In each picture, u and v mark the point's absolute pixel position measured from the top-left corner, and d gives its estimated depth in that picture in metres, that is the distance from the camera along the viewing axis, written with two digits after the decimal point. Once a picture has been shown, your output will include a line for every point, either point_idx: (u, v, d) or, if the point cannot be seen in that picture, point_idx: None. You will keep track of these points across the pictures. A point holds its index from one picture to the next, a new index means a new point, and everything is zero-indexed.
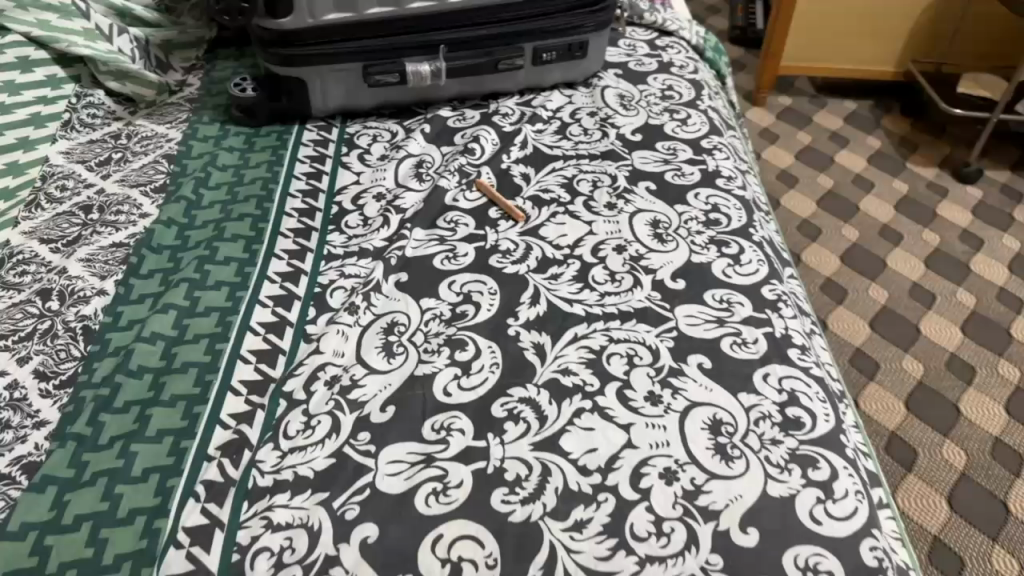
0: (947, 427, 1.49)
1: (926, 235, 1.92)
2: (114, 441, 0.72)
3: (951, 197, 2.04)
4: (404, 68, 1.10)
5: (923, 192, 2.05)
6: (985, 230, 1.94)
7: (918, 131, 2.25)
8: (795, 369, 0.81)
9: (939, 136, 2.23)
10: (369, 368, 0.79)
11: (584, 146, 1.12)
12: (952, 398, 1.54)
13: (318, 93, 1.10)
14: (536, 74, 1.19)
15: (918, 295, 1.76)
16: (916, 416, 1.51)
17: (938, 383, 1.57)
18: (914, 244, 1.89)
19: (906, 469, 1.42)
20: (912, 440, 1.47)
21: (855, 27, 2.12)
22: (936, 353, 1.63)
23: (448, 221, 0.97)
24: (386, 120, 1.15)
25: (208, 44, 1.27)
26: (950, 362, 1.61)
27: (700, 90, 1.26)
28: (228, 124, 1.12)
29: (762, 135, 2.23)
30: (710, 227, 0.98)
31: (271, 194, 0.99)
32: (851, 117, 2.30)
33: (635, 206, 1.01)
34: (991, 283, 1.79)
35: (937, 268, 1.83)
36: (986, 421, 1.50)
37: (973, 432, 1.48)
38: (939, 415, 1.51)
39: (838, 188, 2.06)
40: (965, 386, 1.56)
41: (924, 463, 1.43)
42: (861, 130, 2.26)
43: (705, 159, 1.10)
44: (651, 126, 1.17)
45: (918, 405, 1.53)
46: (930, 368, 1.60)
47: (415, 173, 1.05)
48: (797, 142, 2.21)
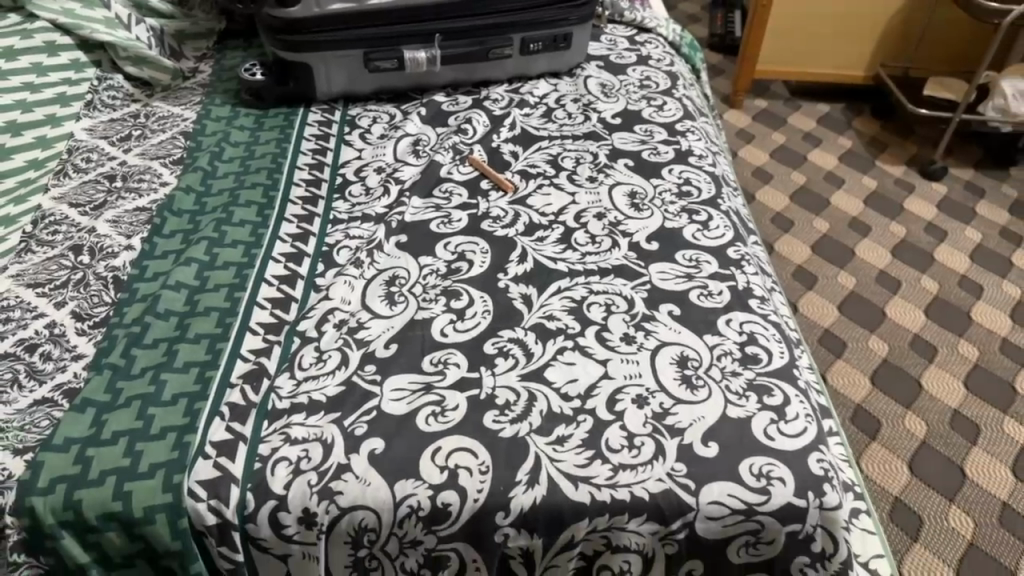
0: (909, 400, 1.59)
1: (893, 227, 2.03)
2: (145, 371, 0.80)
3: (917, 192, 2.15)
4: (402, 55, 1.20)
5: (890, 188, 2.16)
6: (949, 222, 2.05)
7: (887, 132, 2.36)
8: (754, 315, 0.90)
9: (907, 137, 2.34)
10: (374, 313, 0.87)
11: (568, 128, 1.21)
12: (914, 374, 1.64)
13: (322, 77, 1.20)
14: (524, 63, 1.29)
15: (884, 282, 1.86)
16: (880, 390, 1.61)
17: (902, 361, 1.67)
18: (881, 236, 2.00)
19: (870, 437, 1.52)
20: (876, 411, 1.57)
21: (827, 32, 2.23)
22: (900, 334, 1.73)
23: (443, 191, 1.07)
24: (385, 104, 1.24)
25: (218, 36, 1.36)
26: (913, 342, 1.71)
27: (676, 80, 1.36)
28: (239, 106, 1.21)
29: (739, 135, 2.34)
30: (683, 198, 1.08)
31: (280, 166, 1.08)
32: (823, 118, 2.42)
33: (614, 179, 1.11)
34: (953, 271, 1.90)
35: (903, 257, 1.94)
36: (946, 394, 1.60)
37: (933, 405, 1.58)
38: (901, 389, 1.61)
39: (811, 184, 2.16)
40: (927, 363, 1.66)
41: (887, 432, 1.53)
42: (833, 131, 2.37)
43: (679, 140, 1.20)
44: (630, 111, 1.26)
45: (882, 380, 1.63)
46: (894, 347, 1.70)
47: (413, 150, 1.14)
48: (772, 142, 2.32)
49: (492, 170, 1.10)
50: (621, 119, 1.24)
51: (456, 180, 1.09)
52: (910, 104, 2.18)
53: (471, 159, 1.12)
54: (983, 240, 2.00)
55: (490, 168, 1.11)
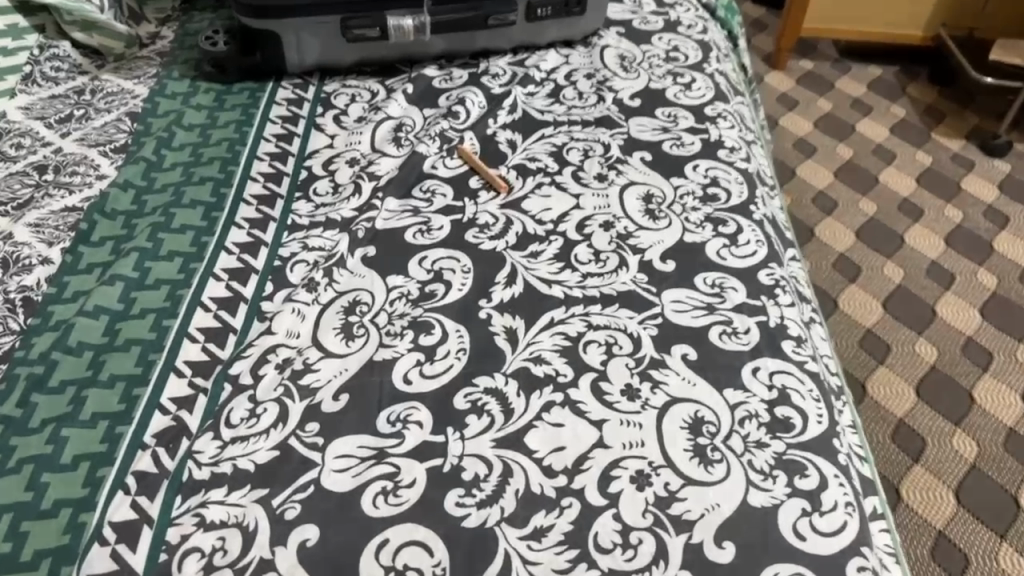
0: (959, 417, 1.43)
1: (947, 212, 1.84)
2: (45, 425, 0.67)
3: (976, 171, 1.95)
4: (386, 23, 1.02)
5: (947, 166, 1.96)
6: (1011, 207, 1.86)
7: (944, 101, 2.15)
8: (787, 364, 0.75)
9: (967, 107, 2.13)
10: (325, 352, 0.73)
11: (578, 113, 1.04)
12: (966, 385, 1.48)
13: (293, 47, 1.03)
14: (530, 31, 1.12)
15: (936, 277, 1.68)
16: (926, 404, 1.45)
17: (952, 370, 1.50)
18: (934, 222, 1.81)
19: (913, 458, 1.36)
20: (921, 428, 1.41)
21: None
22: (951, 338, 1.56)
23: (424, 190, 0.91)
24: (367, 78, 1.08)
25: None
26: (966, 348, 1.54)
27: (708, 51, 1.18)
28: (199, 80, 1.05)
29: (780, 101, 2.13)
30: (708, 205, 0.91)
31: (237, 157, 0.93)
32: (875, 84, 2.20)
33: (626, 179, 0.94)
34: (1014, 264, 1.71)
35: (957, 247, 1.75)
36: (1001, 410, 1.44)
37: (986, 422, 1.42)
38: (951, 402, 1.45)
39: (857, 158, 1.97)
40: (981, 373, 1.50)
41: (933, 452, 1.37)
42: (885, 98, 2.16)
43: (707, 128, 1.03)
44: (652, 90, 1.09)
45: (929, 391, 1.47)
46: (944, 353, 1.53)
47: (394, 137, 0.98)
48: (817, 110, 2.11)
49: (482, 164, 0.94)
50: (640, 100, 1.07)
51: (441, 178, 0.93)
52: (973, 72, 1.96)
53: (461, 150, 0.96)
54: None
55: (480, 162, 0.95)
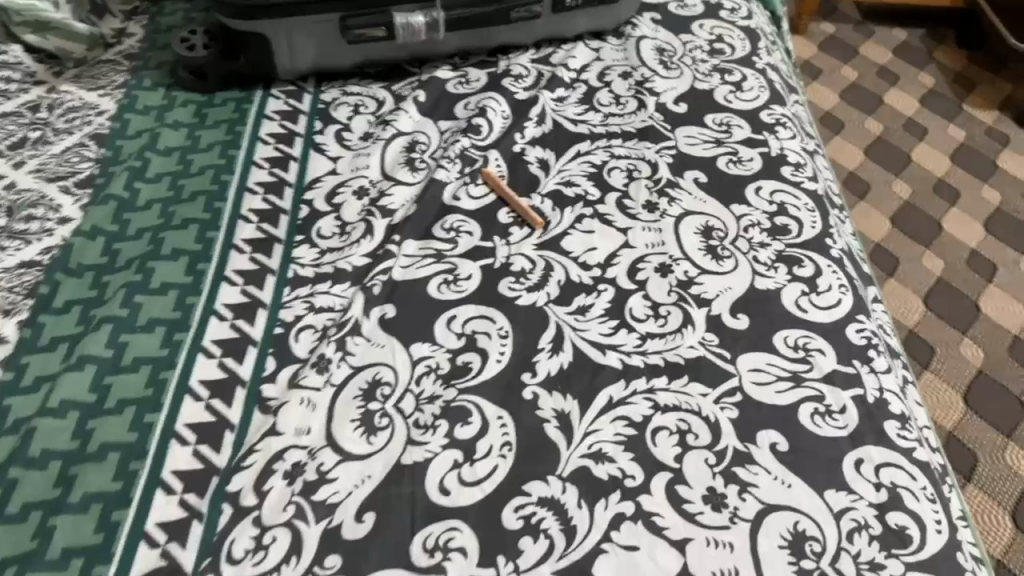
0: (1013, 428, 1.32)
1: (987, 193, 1.71)
2: (5, 567, 0.55)
3: (1015, 146, 1.81)
4: (393, 20, 0.88)
5: (983, 140, 1.83)
6: None
7: (976, 68, 2.00)
8: (896, 454, 0.63)
9: (1000, 73, 1.98)
10: (343, 454, 0.60)
11: (617, 124, 0.90)
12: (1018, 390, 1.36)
13: (284, 49, 0.88)
14: (556, 23, 0.97)
15: (980, 267, 1.56)
16: (977, 413, 1.34)
17: (1003, 373, 1.39)
18: (973, 205, 1.69)
19: (966, 477, 1.26)
20: (974, 441, 1.30)
21: None
22: (999, 337, 1.45)
23: (447, 228, 0.78)
24: (371, 83, 0.93)
25: None
26: (1016, 348, 1.43)
27: (756, 40, 1.04)
28: (176, 89, 0.90)
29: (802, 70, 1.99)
30: (777, 239, 0.79)
31: (225, 190, 0.79)
32: (902, 49, 2.05)
33: (680, 208, 0.81)
34: None
35: (1000, 233, 1.63)
36: None
37: None
38: (1004, 411, 1.34)
39: (889, 133, 1.83)
40: None
41: (988, 470, 1.27)
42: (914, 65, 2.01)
43: (765, 138, 0.90)
44: (698, 92, 0.95)
45: (980, 399, 1.36)
46: (993, 355, 1.42)
47: (407, 159, 0.84)
48: (842, 79, 1.96)
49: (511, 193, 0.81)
50: (686, 105, 0.94)
51: (466, 212, 0.80)
52: (1010, 38, 1.83)
53: (485, 175, 0.83)
54: None
55: (509, 191, 0.82)
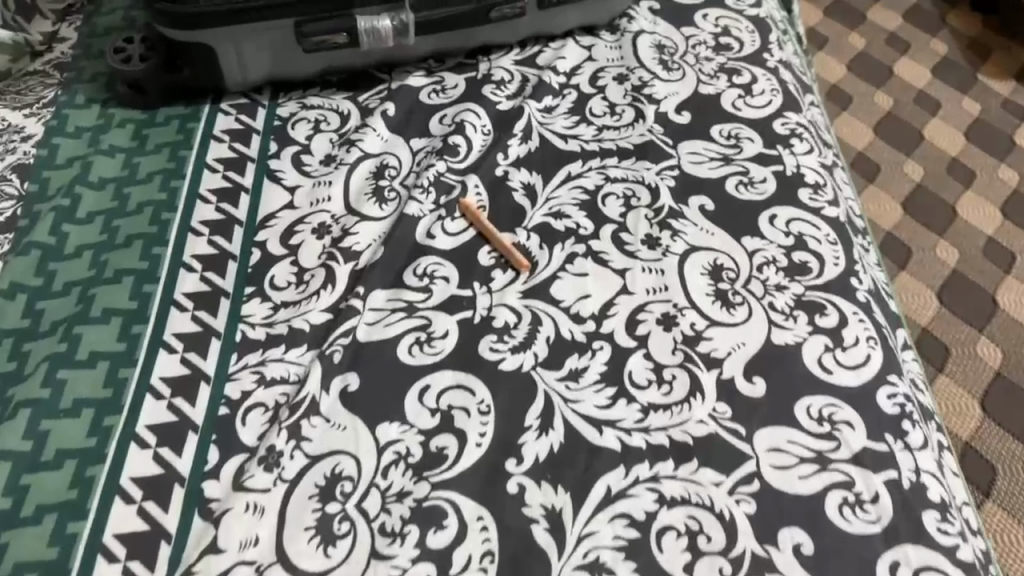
0: None
1: (1004, 173, 1.40)
2: None
3: None
4: (355, 25, 0.77)
5: (998, 112, 1.49)
6: None
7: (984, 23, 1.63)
8: (935, 554, 0.55)
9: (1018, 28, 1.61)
10: (297, 573, 0.52)
11: (611, 139, 0.80)
12: None
13: (233, 60, 0.77)
14: (543, 20, 0.86)
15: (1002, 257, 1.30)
16: (1003, 426, 1.11)
17: None
18: (988, 187, 1.38)
19: (987, 498, 1.06)
20: (998, 459, 1.09)
21: None
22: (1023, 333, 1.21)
23: (419, 273, 0.68)
24: (334, 93, 0.82)
25: None
26: None
27: (766, 32, 0.93)
28: (112, 104, 0.79)
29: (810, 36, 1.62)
30: (795, 280, 0.69)
31: (165, 232, 0.69)
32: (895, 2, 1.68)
33: (684, 243, 0.71)
34: None
35: None
36: None
37: None
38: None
39: (904, 102, 1.50)
40: None
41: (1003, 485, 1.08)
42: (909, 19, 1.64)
43: (779, 154, 0.80)
44: (702, 98, 0.85)
45: (1003, 410, 1.13)
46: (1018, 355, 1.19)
47: (374, 188, 0.74)
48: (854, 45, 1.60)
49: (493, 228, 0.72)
50: (689, 114, 0.83)
51: (441, 253, 0.70)
52: None
53: (464, 207, 0.73)
54: None
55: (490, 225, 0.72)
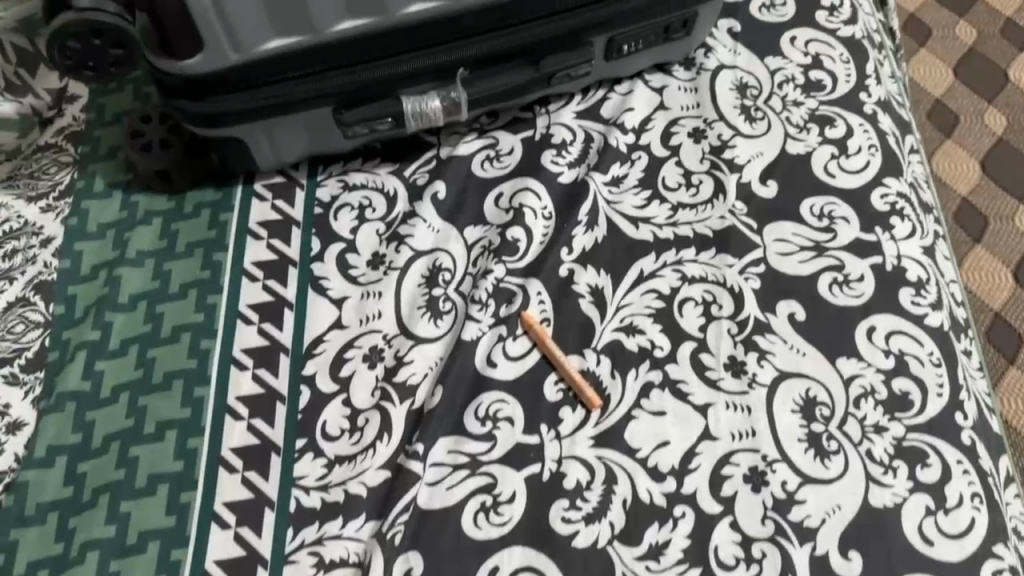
0: None
1: None
2: None
3: None
4: (402, 109, 0.68)
5: None
6: None
7: None
8: None
9: None
10: None
11: (686, 222, 0.72)
12: None
13: (265, 148, 0.69)
14: (610, 69, 0.76)
15: None
16: None
17: None
18: None
19: None
20: None
21: None
22: None
23: (482, 414, 0.62)
24: (377, 165, 0.74)
25: None
26: None
27: (864, 62, 0.81)
28: (135, 190, 0.72)
29: None
30: (895, 418, 0.63)
31: (205, 369, 0.64)
32: None
33: (773, 369, 0.65)
34: None
35: None
36: None
37: None
38: None
39: (992, 34, 1.17)
40: None
41: None
42: None
43: (877, 240, 0.71)
44: (791, 159, 0.75)
45: None
46: None
47: (428, 299, 0.68)
48: None
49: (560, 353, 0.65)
50: (776, 183, 0.74)
51: (505, 387, 0.64)
52: None
53: (527, 325, 0.66)
54: None
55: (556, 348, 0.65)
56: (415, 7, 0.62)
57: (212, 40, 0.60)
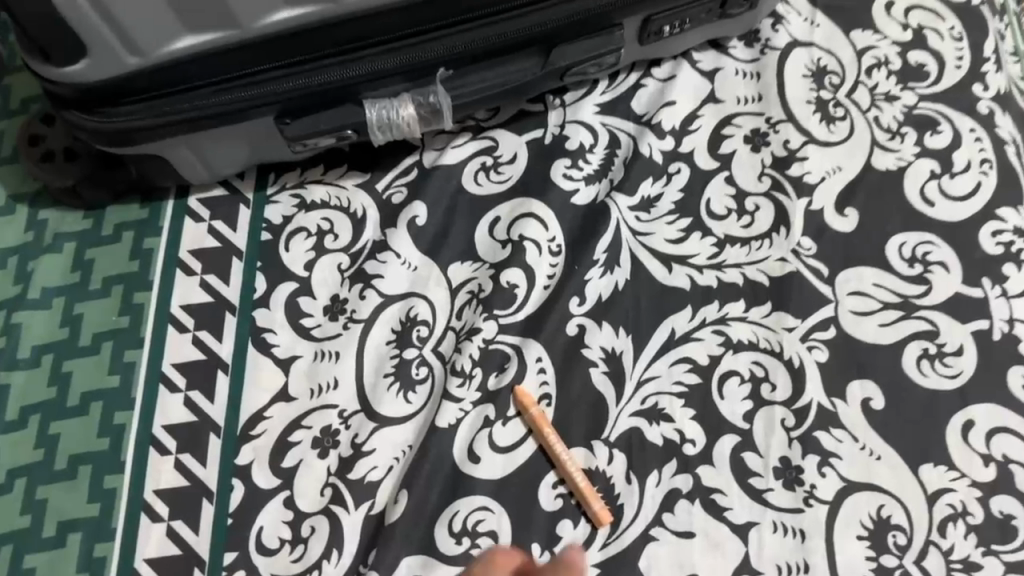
0: None
1: None
2: None
3: None
4: (366, 119, 0.52)
5: None
6: None
7: None
8: None
9: None
10: None
11: (735, 264, 0.56)
12: None
13: (194, 164, 0.54)
14: (646, 52, 0.59)
15: None
16: None
17: None
18: None
19: None
20: None
21: None
22: None
23: (458, 527, 0.49)
24: (343, 175, 0.58)
25: None
26: None
27: (982, 40, 0.62)
28: (44, 204, 0.58)
29: None
30: (992, 552, 0.49)
31: (118, 451, 0.52)
32: None
33: (837, 478, 0.51)
34: None
35: None
36: None
37: None
38: None
39: None
40: None
41: None
42: None
43: (984, 296, 0.55)
44: (877, 179, 0.58)
45: None
46: None
47: (397, 364, 0.53)
48: None
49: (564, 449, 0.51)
50: (856, 212, 0.57)
51: (488, 493, 0.50)
52: None
53: (521, 406, 0.52)
54: None
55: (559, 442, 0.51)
56: None
57: (95, 42, 0.44)
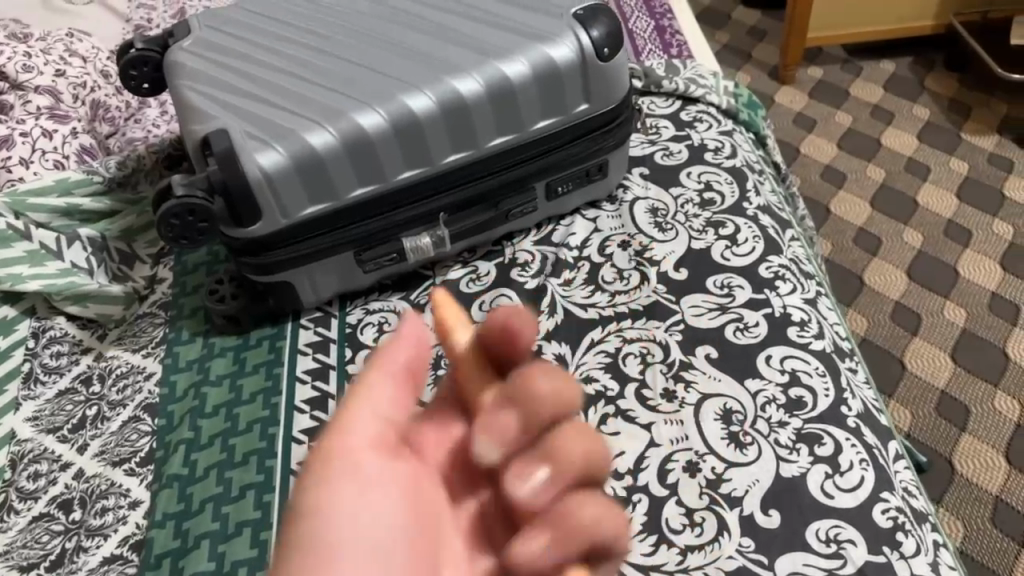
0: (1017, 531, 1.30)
1: (949, 308, 1.61)
2: None
3: (926, 186, 1.84)
4: (403, 246, 0.96)
5: (928, 221, 1.77)
6: (969, 214, 1.77)
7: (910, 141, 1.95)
8: None
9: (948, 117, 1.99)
10: None
11: (623, 302, 0.95)
12: (994, 490, 1.35)
13: (308, 288, 0.95)
14: (553, 207, 1.03)
15: (954, 410, 1.46)
16: (993, 524, 1.31)
17: (1002, 485, 1.36)
18: (937, 282, 1.66)
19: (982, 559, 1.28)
20: (977, 550, 1.29)
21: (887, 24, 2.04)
22: (980, 448, 1.40)
23: None
24: (390, 295, 1.00)
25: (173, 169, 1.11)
26: (1012, 448, 1.40)
27: (744, 181, 1.08)
28: (213, 335, 0.97)
29: (822, 177, 1.90)
30: (795, 415, 0.83)
31: (272, 444, 0.85)
32: (848, 140, 1.97)
33: (697, 393, 0.86)
34: (948, 272, 1.67)
35: (969, 352, 1.54)
36: (986, 478, 1.37)
37: (1014, 516, 1.32)
38: (1000, 509, 1.33)
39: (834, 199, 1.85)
40: (1014, 471, 1.37)
41: (986, 553, 1.29)
42: (858, 157, 1.93)
43: (767, 297, 0.93)
44: (695, 253, 0.99)
45: (1003, 515, 1.32)
46: (982, 454, 1.40)
47: (434, 379, 0.90)
48: (814, 162, 1.93)
49: None
50: (686, 269, 0.98)
51: None
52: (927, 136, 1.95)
53: None
54: (996, 214, 1.77)
55: None
56: (406, 175, 0.91)
57: (267, 210, 0.87)
